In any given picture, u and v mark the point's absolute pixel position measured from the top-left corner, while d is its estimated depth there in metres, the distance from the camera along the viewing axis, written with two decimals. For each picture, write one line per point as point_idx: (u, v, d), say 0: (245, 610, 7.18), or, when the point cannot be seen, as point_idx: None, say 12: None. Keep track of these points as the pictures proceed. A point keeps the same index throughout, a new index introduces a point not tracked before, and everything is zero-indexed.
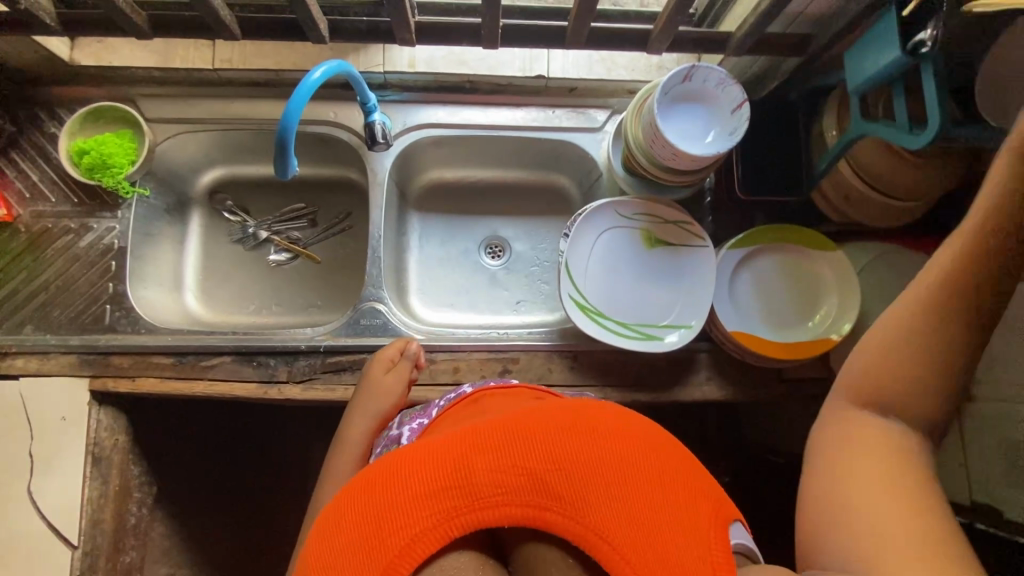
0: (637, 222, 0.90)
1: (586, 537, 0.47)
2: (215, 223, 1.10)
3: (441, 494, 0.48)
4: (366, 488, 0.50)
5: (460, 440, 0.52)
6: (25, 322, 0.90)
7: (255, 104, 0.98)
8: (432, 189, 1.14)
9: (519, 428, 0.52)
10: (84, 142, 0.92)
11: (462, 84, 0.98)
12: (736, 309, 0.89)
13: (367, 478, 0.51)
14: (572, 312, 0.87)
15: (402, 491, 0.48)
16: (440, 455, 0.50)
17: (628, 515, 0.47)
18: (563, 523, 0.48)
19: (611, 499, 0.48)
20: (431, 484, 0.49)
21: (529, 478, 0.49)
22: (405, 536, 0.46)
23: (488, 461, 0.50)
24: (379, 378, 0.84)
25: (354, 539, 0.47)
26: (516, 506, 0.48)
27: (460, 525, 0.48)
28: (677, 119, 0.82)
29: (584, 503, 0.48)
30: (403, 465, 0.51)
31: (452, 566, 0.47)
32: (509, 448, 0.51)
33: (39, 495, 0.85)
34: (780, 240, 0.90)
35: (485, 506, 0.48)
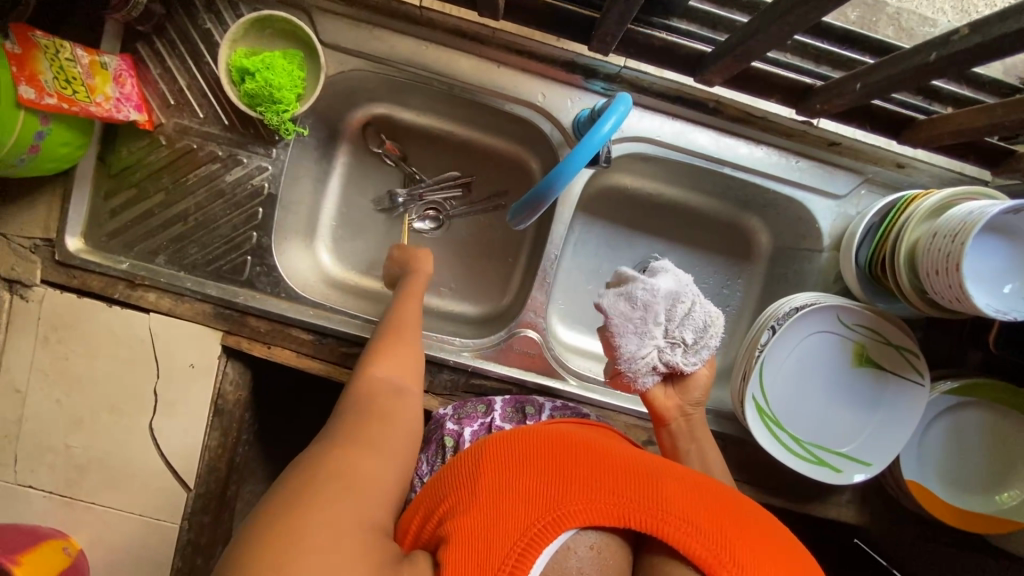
0: (854, 334, 0.78)
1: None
2: (361, 165, 0.97)
3: (628, 489, 0.48)
4: (562, 442, 0.53)
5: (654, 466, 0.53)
6: (159, 251, 0.82)
7: (451, 58, 0.80)
8: (604, 192, 0.98)
9: (707, 488, 0.52)
10: (249, 60, 0.76)
11: (705, 102, 0.79)
12: (921, 457, 0.81)
13: (565, 441, 0.53)
14: (751, 415, 0.78)
15: (593, 468, 0.50)
16: (623, 462, 0.52)
17: None
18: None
19: None
20: (609, 475, 0.49)
21: (709, 524, 0.47)
22: (581, 499, 0.47)
23: (677, 493, 0.49)
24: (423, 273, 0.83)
25: (535, 472, 0.49)
26: (691, 540, 0.46)
27: (630, 521, 0.46)
28: (976, 254, 0.66)
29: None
30: (600, 453, 0.53)
31: (598, 547, 0.47)
32: (699, 496, 0.50)
33: (161, 433, 0.84)
34: (1003, 400, 0.79)
35: (660, 521, 0.46)
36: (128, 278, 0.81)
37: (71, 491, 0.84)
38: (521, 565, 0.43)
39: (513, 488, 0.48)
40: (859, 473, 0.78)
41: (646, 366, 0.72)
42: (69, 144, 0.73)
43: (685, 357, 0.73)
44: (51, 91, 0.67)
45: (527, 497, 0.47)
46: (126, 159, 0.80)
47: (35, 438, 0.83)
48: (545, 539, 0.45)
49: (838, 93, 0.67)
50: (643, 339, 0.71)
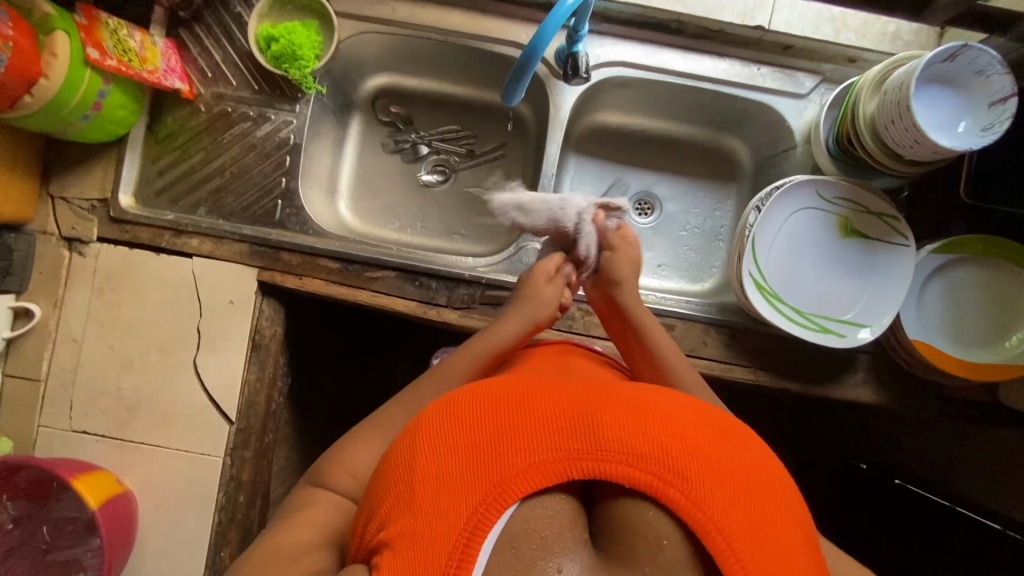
0: (835, 206, 0.85)
1: (699, 522, 0.46)
2: (373, 130, 1.08)
3: (565, 436, 0.49)
4: (492, 400, 0.53)
5: (589, 397, 0.53)
6: (200, 203, 0.92)
7: (445, 13, 0.92)
8: (593, 133, 1.07)
9: (647, 403, 0.53)
10: (273, 28, 0.89)
11: (669, 24, 0.90)
12: (920, 317, 0.84)
13: (493, 397, 0.53)
14: (751, 291, 0.83)
15: (528, 423, 0.50)
16: (561, 403, 0.52)
17: (739, 516, 0.47)
18: (679, 502, 0.47)
19: (726, 506, 0.47)
20: (549, 425, 0.50)
21: (651, 452, 0.49)
22: (519, 463, 0.48)
23: (614, 422, 0.50)
24: (541, 285, 0.82)
25: (470, 450, 0.49)
26: (634, 472, 0.48)
27: (573, 470, 0.48)
28: (926, 102, 0.74)
29: (705, 493, 0.47)
30: (532, 398, 0.53)
31: (549, 507, 0.49)
32: (639, 418, 0.51)
33: (205, 369, 0.90)
34: (986, 253, 0.83)
35: (603, 461, 0.48)
36: (174, 228, 0.90)
37: (121, 432, 0.89)
38: (472, 550, 0.46)
39: (451, 475, 0.48)
40: (862, 334, 0.82)
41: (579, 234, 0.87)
42: (124, 107, 0.85)
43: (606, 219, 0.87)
44: (113, 56, 0.79)
45: (466, 479, 0.48)
46: (171, 126, 0.92)
47: (90, 383, 0.90)
48: (491, 521, 0.47)
49: None
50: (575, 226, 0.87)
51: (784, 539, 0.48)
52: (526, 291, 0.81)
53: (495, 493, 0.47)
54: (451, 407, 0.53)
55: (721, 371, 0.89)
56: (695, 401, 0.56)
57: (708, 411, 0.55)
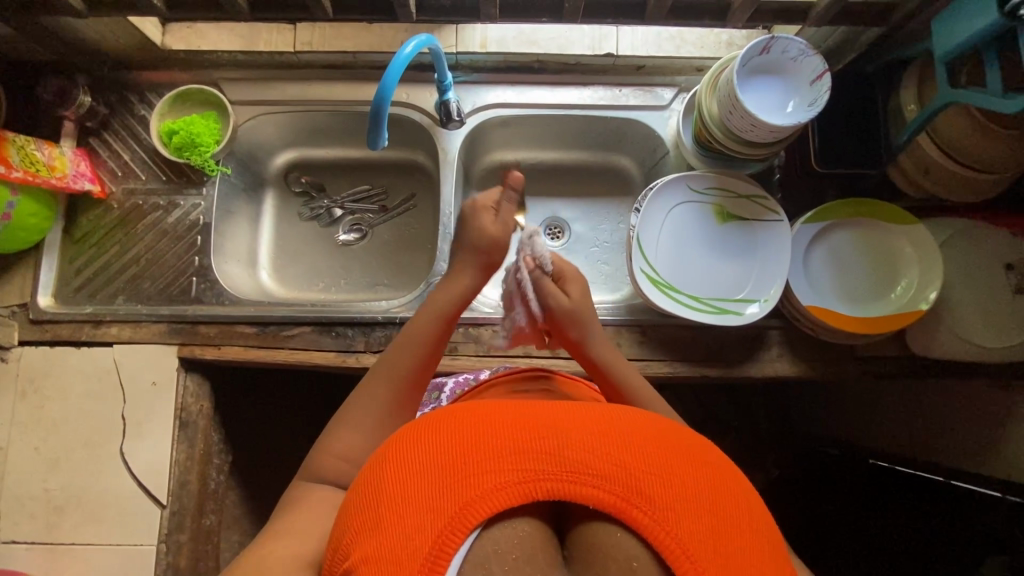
0: (708, 196, 0.91)
1: (670, 548, 0.43)
2: (288, 202, 1.14)
3: (532, 457, 0.46)
4: (460, 418, 0.50)
5: (561, 412, 0.51)
6: (118, 293, 0.96)
7: (331, 87, 1.01)
8: (493, 172, 1.15)
9: (620, 420, 0.50)
10: (173, 122, 0.97)
11: (531, 64, 1.00)
12: (811, 284, 0.88)
13: (463, 415, 0.50)
14: (645, 285, 0.87)
15: (496, 440, 0.47)
16: (534, 420, 0.49)
17: (716, 544, 0.43)
18: (649, 525, 0.44)
19: (701, 530, 0.44)
20: (521, 445, 0.47)
21: (621, 469, 0.46)
22: (484, 486, 0.45)
23: (584, 440, 0.47)
24: (485, 224, 0.79)
25: (435, 470, 0.46)
26: (603, 491, 0.45)
27: (544, 492, 0.45)
28: (754, 92, 0.82)
29: (677, 516, 0.44)
30: (500, 413, 0.50)
31: (517, 533, 0.45)
32: (611, 433, 0.48)
33: (132, 456, 0.89)
34: (853, 215, 0.88)
35: (568, 481, 0.45)
36: (92, 319, 0.93)
37: (52, 536, 0.88)
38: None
39: (414, 498, 0.45)
40: (753, 308, 0.86)
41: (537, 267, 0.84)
42: (37, 215, 0.91)
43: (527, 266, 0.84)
44: (19, 168, 0.85)
45: (430, 501, 0.44)
46: (85, 226, 0.98)
47: (17, 490, 0.89)
48: (455, 545, 0.43)
49: None
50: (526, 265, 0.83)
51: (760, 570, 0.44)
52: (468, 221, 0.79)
53: (459, 519, 0.44)
54: (418, 430, 0.50)
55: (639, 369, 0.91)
56: (672, 420, 0.54)
57: (683, 431, 0.53)
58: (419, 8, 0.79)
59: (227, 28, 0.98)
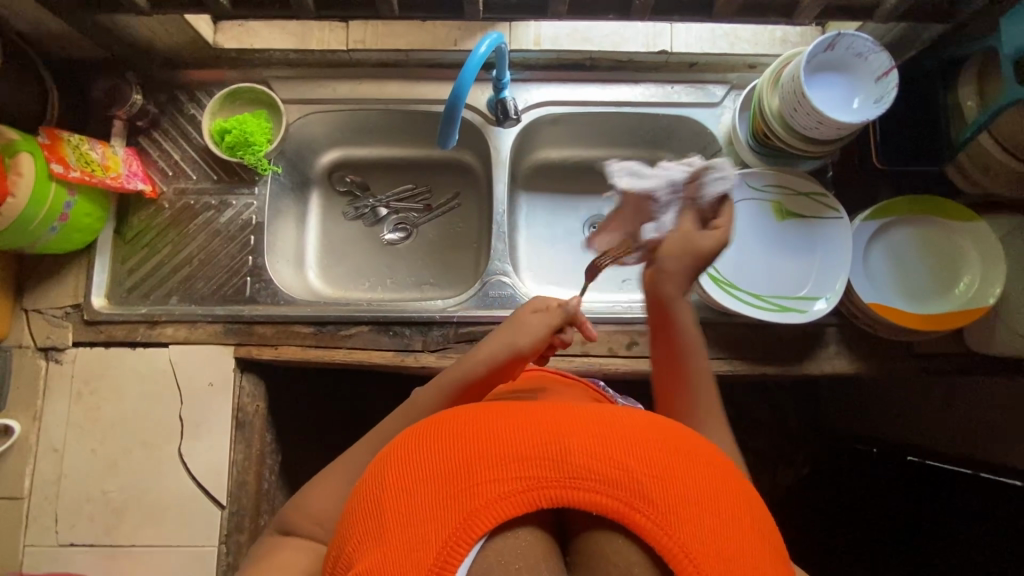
0: (766, 193, 0.91)
1: (669, 550, 0.43)
2: (332, 201, 1.14)
3: (532, 463, 0.46)
4: (463, 428, 0.49)
5: (563, 417, 0.50)
6: (171, 293, 0.95)
7: (382, 86, 1.01)
8: (538, 170, 1.15)
9: (620, 422, 0.50)
10: (225, 122, 0.96)
11: (584, 62, 1.00)
12: (871, 281, 0.88)
13: (463, 424, 0.50)
14: (707, 283, 0.87)
15: (498, 448, 0.47)
16: (534, 426, 0.49)
17: (718, 549, 0.43)
18: (650, 529, 0.44)
19: (703, 534, 0.43)
20: (522, 452, 0.47)
21: (620, 472, 0.46)
22: (487, 495, 0.45)
23: (584, 443, 0.47)
24: (528, 316, 0.76)
25: (440, 480, 0.46)
26: (605, 498, 0.45)
27: (545, 499, 0.45)
28: (819, 89, 0.82)
29: (678, 519, 0.44)
30: (503, 420, 0.50)
31: (520, 539, 0.45)
32: (611, 436, 0.48)
33: (190, 457, 0.89)
34: (913, 212, 0.89)
35: (568, 488, 0.45)
36: (148, 320, 0.93)
37: (110, 537, 0.87)
38: None
39: (417, 509, 0.45)
40: (819, 305, 0.85)
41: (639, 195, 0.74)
42: (91, 215, 0.90)
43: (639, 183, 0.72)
44: (76, 168, 0.85)
45: (436, 511, 0.44)
46: (137, 226, 0.97)
47: (75, 492, 0.88)
48: (458, 555, 0.43)
49: None
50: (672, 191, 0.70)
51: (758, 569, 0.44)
52: (519, 323, 0.75)
53: (463, 528, 0.44)
54: (423, 440, 0.50)
55: None
56: (671, 420, 0.53)
57: (683, 431, 0.52)
58: (486, 6, 0.79)
59: (278, 26, 0.98)
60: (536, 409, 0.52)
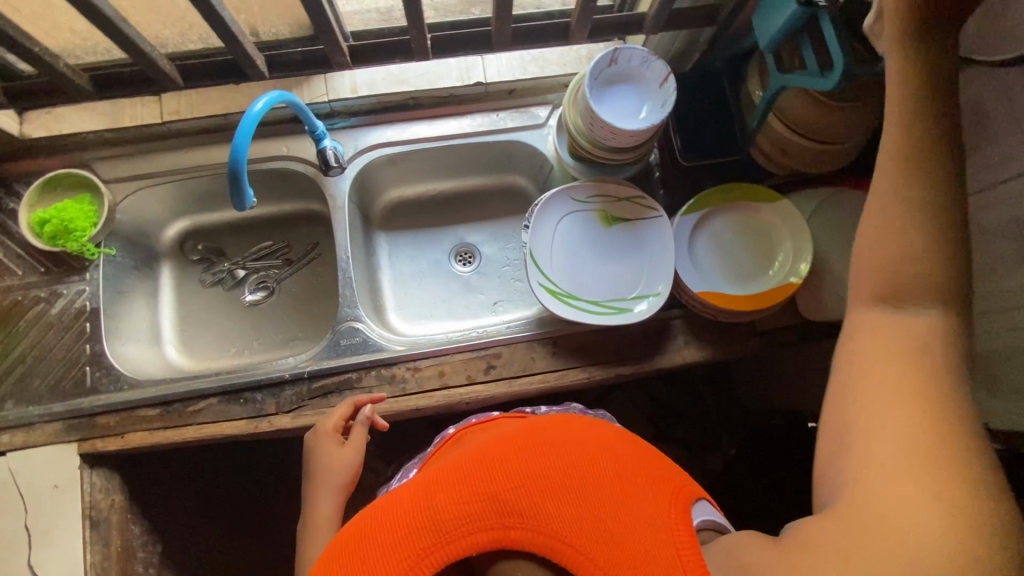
0: (591, 203, 0.94)
1: (551, 543, 0.51)
2: (187, 270, 1.12)
3: (413, 537, 0.52)
4: (351, 536, 0.55)
5: (432, 481, 0.57)
6: (4, 397, 0.90)
7: (209, 152, 1.00)
8: (394, 209, 1.17)
9: (483, 459, 0.58)
10: (44, 211, 0.93)
11: (407, 102, 1.03)
12: (698, 271, 0.92)
13: (348, 534, 0.56)
14: (544, 297, 0.89)
15: (378, 541, 0.53)
16: (406, 502, 0.55)
17: (589, 519, 0.51)
18: (528, 535, 0.52)
19: (571, 511, 0.52)
20: (402, 530, 0.53)
21: (490, 501, 0.53)
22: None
23: (453, 496, 0.54)
24: (334, 451, 0.82)
25: None
26: (482, 533, 0.52)
27: (437, 558, 0.51)
28: (611, 102, 0.87)
29: (544, 511, 0.52)
30: (382, 514, 0.56)
31: None
32: (475, 477, 0.56)
33: (41, 568, 0.84)
34: (725, 201, 0.94)
35: (451, 540, 0.52)
36: None
37: None
38: None
39: None
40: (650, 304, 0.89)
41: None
42: None
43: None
44: None
45: None
46: None
47: None
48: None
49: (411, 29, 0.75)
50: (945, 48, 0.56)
51: (640, 519, 0.52)
52: (318, 468, 0.81)
53: None
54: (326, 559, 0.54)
55: (555, 380, 0.93)
56: (529, 430, 0.62)
57: (540, 432, 0.62)
58: (271, 66, 0.83)
59: (88, 109, 0.97)
60: (410, 488, 0.58)
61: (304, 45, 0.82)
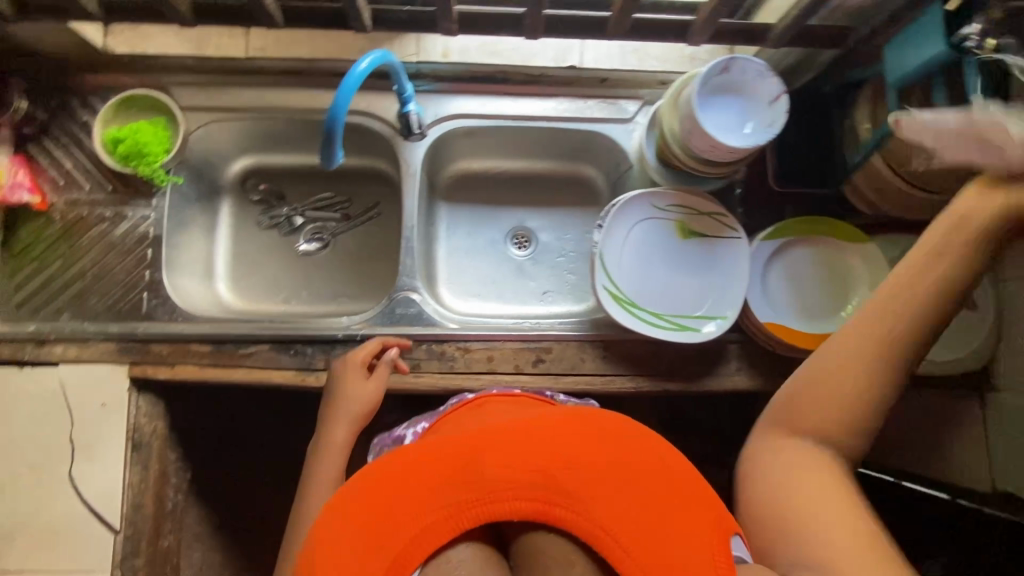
0: (671, 212, 0.91)
1: (591, 532, 0.51)
2: (245, 209, 1.11)
3: (451, 491, 0.53)
4: (383, 478, 0.56)
5: (476, 441, 0.57)
6: (61, 309, 0.91)
7: (287, 95, 0.97)
8: (459, 180, 1.15)
9: (530, 429, 0.57)
10: (118, 130, 0.92)
11: (495, 75, 0.99)
12: (766, 300, 0.90)
13: (384, 475, 0.56)
14: (607, 301, 0.88)
15: (416, 490, 0.54)
16: (448, 458, 0.56)
17: (633, 516, 0.51)
18: (567, 518, 0.52)
19: (614, 502, 0.52)
20: (442, 484, 0.54)
21: (534, 474, 0.53)
22: (419, 525, 0.52)
23: (498, 461, 0.54)
24: (357, 383, 0.83)
25: (374, 527, 0.52)
26: (520, 503, 0.53)
27: (470, 518, 0.52)
28: (715, 112, 0.83)
29: (590, 497, 0.52)
30: (420, 465, 0.56)
31: (456, 559, 0.52)
32: (520, 446, 0.55)
33: (82, 480, 0.86)
34: (811, 232, 0.91)
35: (489, 501, 0.53)
36: (35, 338, 0.89)
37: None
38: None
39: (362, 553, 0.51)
40: (714, 327, 0.87)
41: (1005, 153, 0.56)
42: None
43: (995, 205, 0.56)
44: None
45: (372, 549, 0.51)
46: (25, 239, 0.92)
47: None
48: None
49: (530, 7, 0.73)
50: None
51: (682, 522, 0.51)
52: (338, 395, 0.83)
53: (401, 562, 0.51)
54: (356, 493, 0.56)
55: (601, 385, 0.92)
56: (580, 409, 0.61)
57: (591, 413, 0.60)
58: (376, 21, 0.79)
59: None
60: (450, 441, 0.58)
61: (412, 4, 0.78)
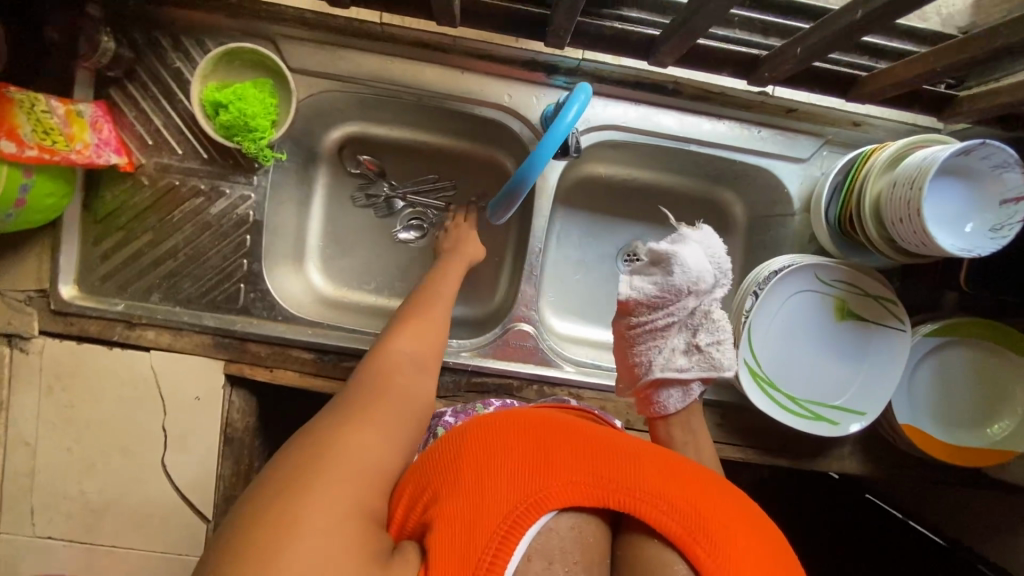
0: (833, 288, 0.82)
1: None
2: (341, 181, 0.98)
3: (603, 466, 0.52)
4: (539, 424, 0.56)
5: (630, 443, 0.57)
6: (152, 288, 0.84)
7: (419, 70, 0.82)
8: (580, 184, 1.02)
9: (684, 470, 0.56)
10: (219, 90, 0.77)
11: (667, 84, 0.82)
12: (912, 398, 0.84)
13: (540, 423, 0.56)
14: (745, 378, 0.81)
15: (566, 458, 0.52)
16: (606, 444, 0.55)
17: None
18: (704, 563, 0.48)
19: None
20: (595, 458, 0.53)
21: (684, 502, 0.52)
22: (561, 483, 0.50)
23: (654, 476, 0.53)
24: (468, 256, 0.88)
25: (521, 460, 0.51)
26: (660, 515, 0.50)
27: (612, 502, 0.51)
28: (935, 200, 0.70)
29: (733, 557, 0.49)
30: (577, 440, 0.55)
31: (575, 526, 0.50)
32: (673, 471, 0.55)
33: (174, 468, 0.84)
34: (988, 338, 0.82)
35: (633, 499, 0.51)
36: (126, 319, 0.82)
37: (90, 536, 0.83)
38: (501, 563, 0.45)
39: (497, 481, 0.49)
40: (852, 422, 0.81)
41: (649, 310, 0.72)
42: (54, 194, 0.75)
43: (707, 335, 0.72)
44: (32, 143, 0.69)
45: (511, 484, 0.49)
46: (111, 203, 0.82)
47: (49, 488, 0.83)
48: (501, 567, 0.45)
49: (781, 61, 0.70)
50: (667, 291, 0.70)
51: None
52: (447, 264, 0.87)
53: (529, 511, 0.48)
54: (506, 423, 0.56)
55: None
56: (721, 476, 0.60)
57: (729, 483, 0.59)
58: (576, 34, 0.74)
59: None
60: (607, 434, 0.58)
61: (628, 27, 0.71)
